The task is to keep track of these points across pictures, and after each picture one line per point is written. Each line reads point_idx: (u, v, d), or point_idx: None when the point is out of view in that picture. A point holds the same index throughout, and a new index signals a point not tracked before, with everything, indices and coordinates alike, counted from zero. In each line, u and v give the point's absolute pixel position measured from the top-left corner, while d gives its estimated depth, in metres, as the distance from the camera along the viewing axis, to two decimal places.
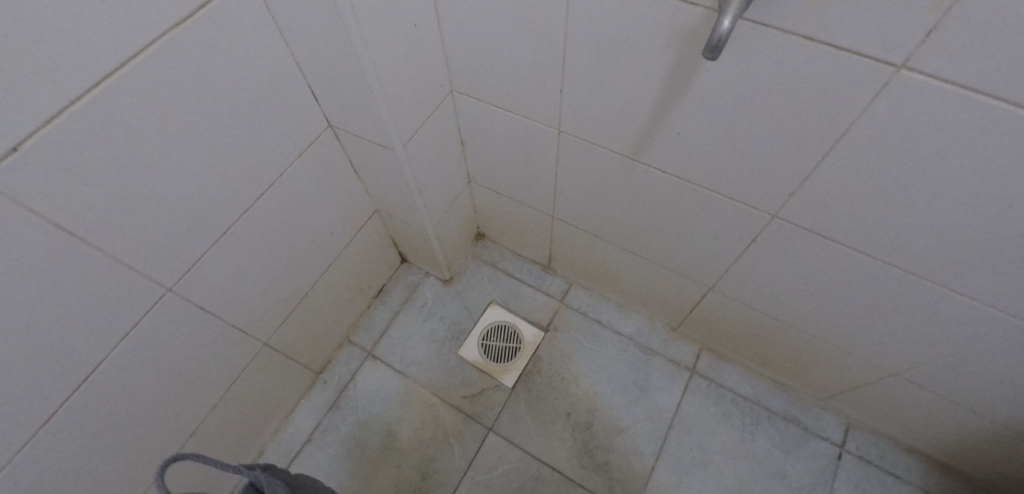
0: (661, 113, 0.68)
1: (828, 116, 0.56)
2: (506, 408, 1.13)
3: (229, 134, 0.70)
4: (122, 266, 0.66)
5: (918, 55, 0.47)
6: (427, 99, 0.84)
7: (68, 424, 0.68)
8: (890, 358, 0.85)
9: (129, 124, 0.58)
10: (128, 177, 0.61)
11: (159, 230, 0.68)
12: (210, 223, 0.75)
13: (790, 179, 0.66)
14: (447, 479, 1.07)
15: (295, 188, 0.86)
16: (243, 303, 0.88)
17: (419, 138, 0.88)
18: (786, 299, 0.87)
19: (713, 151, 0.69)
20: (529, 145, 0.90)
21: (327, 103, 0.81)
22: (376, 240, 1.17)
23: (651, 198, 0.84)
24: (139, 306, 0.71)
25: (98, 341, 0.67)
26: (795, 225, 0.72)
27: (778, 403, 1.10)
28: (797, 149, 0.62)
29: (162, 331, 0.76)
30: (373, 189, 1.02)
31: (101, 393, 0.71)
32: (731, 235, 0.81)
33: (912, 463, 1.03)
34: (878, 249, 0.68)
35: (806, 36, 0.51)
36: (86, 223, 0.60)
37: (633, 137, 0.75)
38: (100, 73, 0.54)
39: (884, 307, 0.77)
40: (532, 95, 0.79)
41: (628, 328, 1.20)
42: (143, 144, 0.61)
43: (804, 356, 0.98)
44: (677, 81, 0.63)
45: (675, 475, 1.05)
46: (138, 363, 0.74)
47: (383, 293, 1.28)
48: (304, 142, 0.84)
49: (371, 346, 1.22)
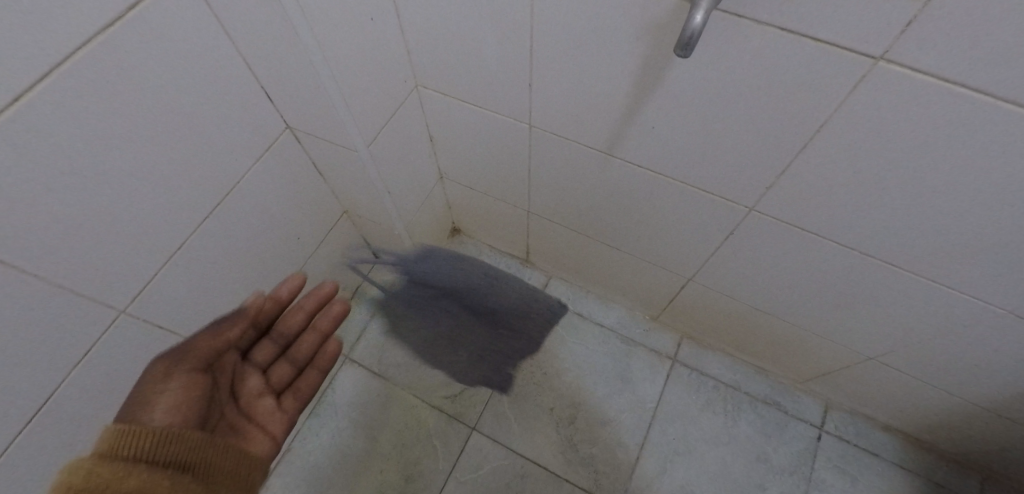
0: (633, 107, 0.66)
1: (804, 110, 0.55)
2: (488, 407, 1.12)
3: (178, 143, 0.66)
4: (68, 291, 0.61)
5: (897, 47, 0.45)
6: (391, 97, 0.80)
7: (22, 461, 0.64)
8: (867, 343, 0.86)
9: (60, 140, 0.54)
10: (64, 197, 0.56)
11: (106, 250, 0.63)
12: (164, 239, 0.70)
13: (767, 172, 0.65)
14: (431, 481, 1.06)
15: (256, 195, 0.82)
16: (208, 318, 0.84)
17: (385, 138, 0.84)
18: (764, 289, 0.87)
19: (688, 145, 0.67)
20: (500, 140, 0.87)
21: (284, 104, 0.77)
22: (347, 242, 1.13)
23: (626, 191, 0.82)
24: (92, 331, 0.66)
25: (48, 372, 0.63)
26: (772, 218, 0.71)
27: (758, 387, 1.11)
28: (773, 143, 0.61)
29: (119, 354, 0.71)
30: (340, 190, 0.98)
31: (57, 424, 0.67)
32: (708, 227, 0.80)
33: (888, 440, 1.05)
34: (854, 239, 0.68)
35: (782, 28, 0.48)
36: (22, 249, 0.55)
37: (606, 131, 0.72)
38: (21, 87, 0.49)
39: (861, 295, 0.76)
40: (501, 90, 0.75)
41: (608, 319, 1.20)
42: (79, 161, 0.56)
43: (783, 342, 0.99)
44: (649, 74, 0.60)
45: (660, 465, 1.06)
46: (96, 389, 0.70)
47: (358, 294, 1.25)
48: (262, 147, 0.79)
49: (348, 349, 1.19)
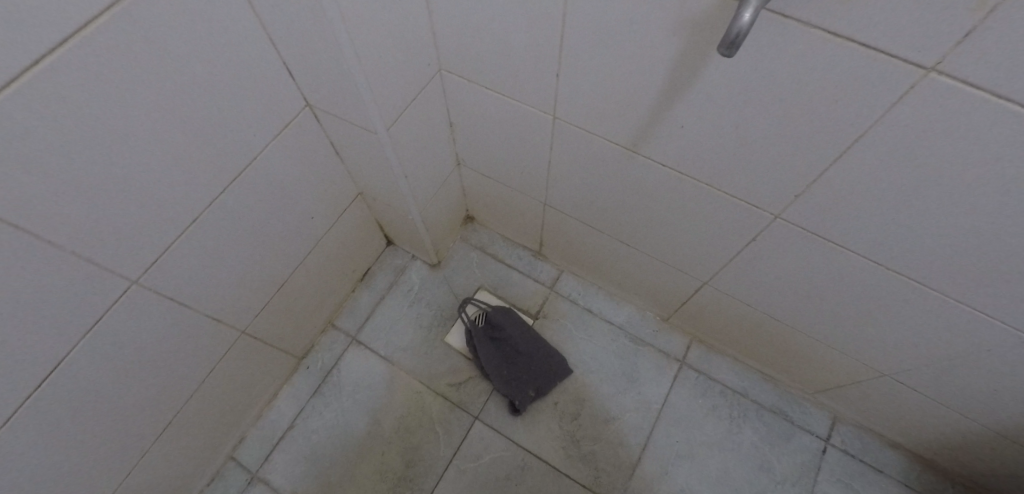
0: (662, 104, 0.64)
1: (844, 117, 0.53)
2: (492, 397, 1.12)
3: (197, 116, 0.65)
4: (81, 260, 0.61)
5: (951, 59, 0.43)
6: (413, 81, 0.78)
7: (29, 424, 0.65)
8: (883, 360, 0.84)
9: (79, 107, 0.53)
10: (81, 165, 0.56)
11: (121, 220, 0.63)
12: (180, 211, 0.70)
13: (797, 180, 0.63)
14: (432, 467, 1.06)
15: (273, 172, 0.81)
16: (219, 292, 0.84)
17: (404, 121, 0.82)
18: (782, 298, 0.85)
19: (717, 147, 0.65)
20: (521, 130, 0.85)
21: (305, 82, 0.76)
22: (360, 224, 1.12)
23: (647, 190, 0.80)
24: (103, 300, 0.66)
25: (59, 338, 0.63)
26: (798, 226, 0.69)
27: (766, 396, 1.10)
28: (807, 151, 0.59)
29: (130, 323, 0.72)
30: (357, 172, 0.97)
31: (66, 390, 0.67)
32: (729, 232, 0.78)
33: (896, 457, 1.03)
34: (882, 255, 0.66)
35: (829, 31, 0.46)
36: (37, 215, 0.54)
37: (633, 127, 0.70)
38: (40, 52, 0.48)
39: (882, 311, 0.75)
40: (527, 78, 0.73)
41: (618, 317, 1.18)
42: (97, 129, 0.55)
43: (796, 352, 0.97)
44: (683, 71, 0.58)
45: (661, 467, 1.05)
46: (106, 357, 0.70)
47: (368, 277, 1.24)
48: (282, 123, 0.78)
49: (356, 331, 1.19)
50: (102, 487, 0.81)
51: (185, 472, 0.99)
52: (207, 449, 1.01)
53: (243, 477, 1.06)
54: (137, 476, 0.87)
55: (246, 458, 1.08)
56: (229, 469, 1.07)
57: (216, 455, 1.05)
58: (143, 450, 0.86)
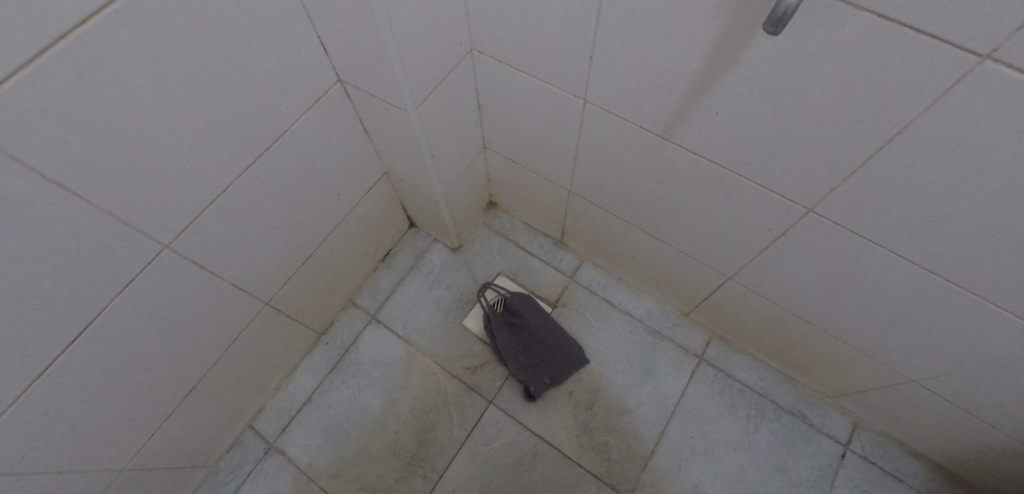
0: (698, 89, 0.63)
1: (888, 106, 0.51)
2: (507, 382, 1.12)
3: (231, 84, 0.66)
4: (116, 221, 0.63)
5: (1009, 46, 0.41)
6: (444, 59, 0.78)
7: (63, 378, 0.67)
8: (912, 364, 0.82)
9: (120, 70, 0.54)
10: (120, 127, 0.57)
11: (156, 185, 0.65)
12: (211, 179, 0.71)
13: (833, 172, 0.61)
14: (444, 448, 1.07)
15: (302, 146, 0.82)
16: (245, 263, 0.86)
17: (434, 100, 0.82)
18: (809, 296, 0.83)
19: (752, 135, 0.64)
20: (550, 113, 0.84)
21: (338, 57, 0.76)
22: (384, 203, 1.13)
23: (676, 180, 0.79)
24: (135, 262, 0.68)
25: (93, 296, 0.65)
26: (832, 221, 0.67)
27: (786, 397, 1.08)
28: (847, 141, 0.57)
29: (160, 287, 0.73)
30: (384, 150, 0.98)
31: (97, 347, 0.70)
32: (759, 226, 0.77)
33: (917, 467, 1.01)
34: (917, 253, 0.64)
35: (880, 14, 0.45)
36: (76, 172, 0.56)
37: (665, 113, 0.69)
38: (87, 12, 0.49)
39: (914, 313, 0.72)
40: (559, 59, 0.73)
41: (637, 310, 1.17)
42: (137, 93, 0.57)
43: (820, 353, 0.95)
44: (721, 54, 0.57)
45: (675, 462, 1.04)
46: (136, 318, 0.73)
47: (390, 257, 1.25)
48: (313, 97, 0.79)
49: (375, 310, 1.20)
50: (127, 445, 0.84)
51: (206, 437, 1.01)
52: (228, 416, 1.04)
53: (260, 446, 1.09)
54: (161, 437, 0.90)
55: (264, 428, 1.10)
56: (247, 438, 1.10)
57: (236, 423, 1.07)
58: (168, 412, 0.88)
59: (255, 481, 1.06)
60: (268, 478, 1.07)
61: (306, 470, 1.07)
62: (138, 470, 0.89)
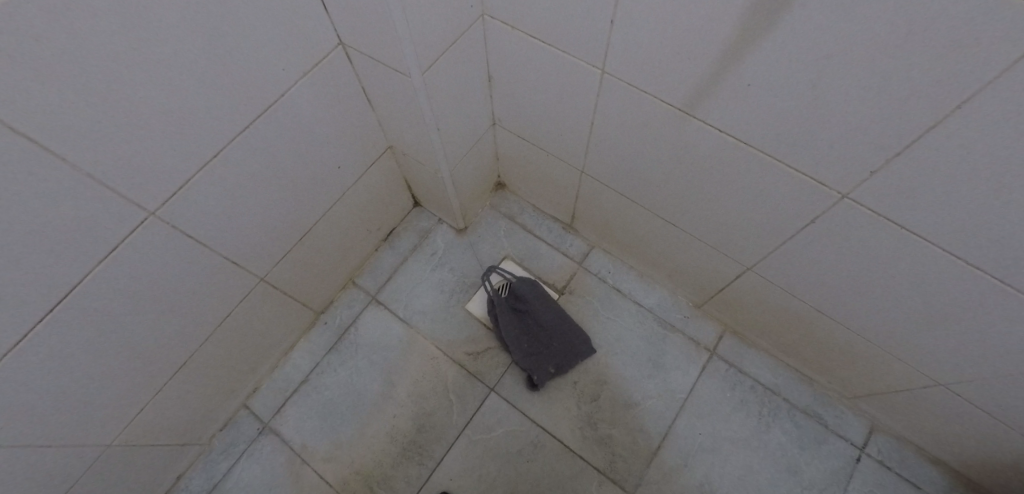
0: (729, 59, 0.57)
1: (946, 80, 0.45)
2: (510, 370, 1.08)
3: (226, 43, 0.61)
4: (97, 185, 0.58)
5: None
6: (453, 24, 0.72)
7: (38, 350, 0.64)
8: (941, 367, 0.77)
9: (98, 15, 0.49)
10: (100, 84, 0.52)
11: (141, 148, 0.60)
12: (201, 145, 0.66)
13: (874, 153, 0.56)
14: (443, 435, 1.04)
15: (300, 112, 0.77)
16: (239, 236, 0.82)
17: (441, 69, 0.77)
18: (833, 290, 0.78)
19: (784, 111, 0.58)
20: (566, 86, 0.79)
21: (339, 16, 0.71)
22: (387, 180, 1.09)
23: (699, 160, 0.74)
24: (118, 230, 0.64)
25: (72, 264, 0.61)
26: (868, 208, 0.62)
27: (800, 396, 1.03)
28: (897, 119, 0.51)
29: (144, 258, 0.69)
30: (388, 122, 0.93)
31: (78, 318, 0.66)
32: (786, 212, 0.72)
33: (937, 475, 0.96)
34: (964, 247, 0.58)
35: None
36: (51, 131, 0.51)
37: (691, 85, 0.64)
38: None
39: (949, 313, 0.67)
40: (576, 25, 0.67)
41: (648, 300, 1.13)
42: (119, 44, 0.51)
43: (840, 352, 0.90)
44: (757, 18, 0.51)
45: (681, 459, 1.00)
46: (119, 290, 0.69)
47: (393, 236, 1.21)
48: (313, 61, 0.74)
49: (376, 290, 1.17)
50: (114, 421, 0.81)
51: (199, 414, 0.99)
52: (221, 394, 1.01)
53: (255, 426, 1.06)
54: (150, 414, 0.87)
55: (259, 408, 1.08)
56: (241, 417, 1.07)
57: (230, 400, 1.04)
58: (157, 387, 0.85)
59: (248, 462, 1.04)
60: (261, 458, 1.04)
61: (301, 452, 1.04)
62: (126, 446, 0.87)
